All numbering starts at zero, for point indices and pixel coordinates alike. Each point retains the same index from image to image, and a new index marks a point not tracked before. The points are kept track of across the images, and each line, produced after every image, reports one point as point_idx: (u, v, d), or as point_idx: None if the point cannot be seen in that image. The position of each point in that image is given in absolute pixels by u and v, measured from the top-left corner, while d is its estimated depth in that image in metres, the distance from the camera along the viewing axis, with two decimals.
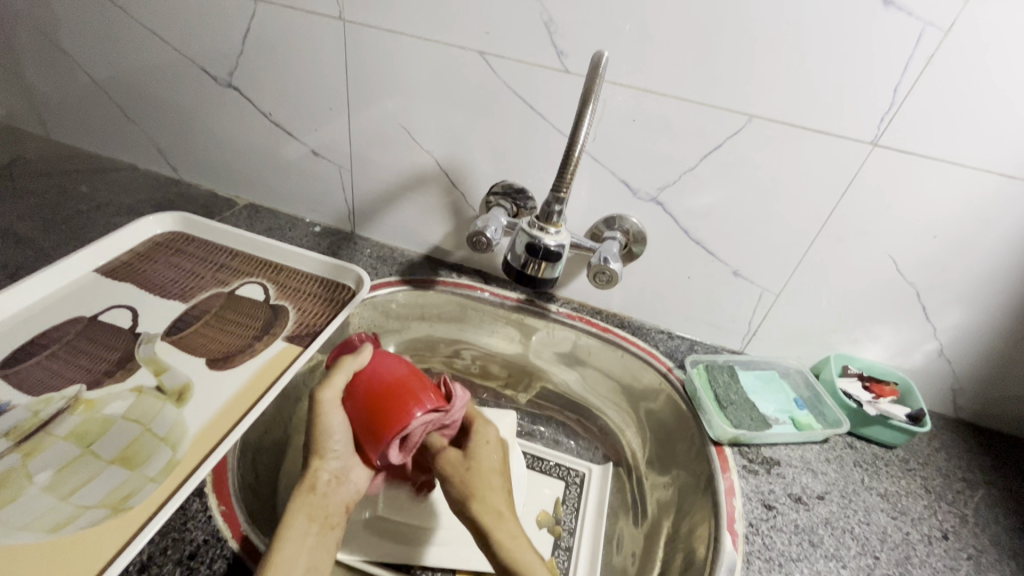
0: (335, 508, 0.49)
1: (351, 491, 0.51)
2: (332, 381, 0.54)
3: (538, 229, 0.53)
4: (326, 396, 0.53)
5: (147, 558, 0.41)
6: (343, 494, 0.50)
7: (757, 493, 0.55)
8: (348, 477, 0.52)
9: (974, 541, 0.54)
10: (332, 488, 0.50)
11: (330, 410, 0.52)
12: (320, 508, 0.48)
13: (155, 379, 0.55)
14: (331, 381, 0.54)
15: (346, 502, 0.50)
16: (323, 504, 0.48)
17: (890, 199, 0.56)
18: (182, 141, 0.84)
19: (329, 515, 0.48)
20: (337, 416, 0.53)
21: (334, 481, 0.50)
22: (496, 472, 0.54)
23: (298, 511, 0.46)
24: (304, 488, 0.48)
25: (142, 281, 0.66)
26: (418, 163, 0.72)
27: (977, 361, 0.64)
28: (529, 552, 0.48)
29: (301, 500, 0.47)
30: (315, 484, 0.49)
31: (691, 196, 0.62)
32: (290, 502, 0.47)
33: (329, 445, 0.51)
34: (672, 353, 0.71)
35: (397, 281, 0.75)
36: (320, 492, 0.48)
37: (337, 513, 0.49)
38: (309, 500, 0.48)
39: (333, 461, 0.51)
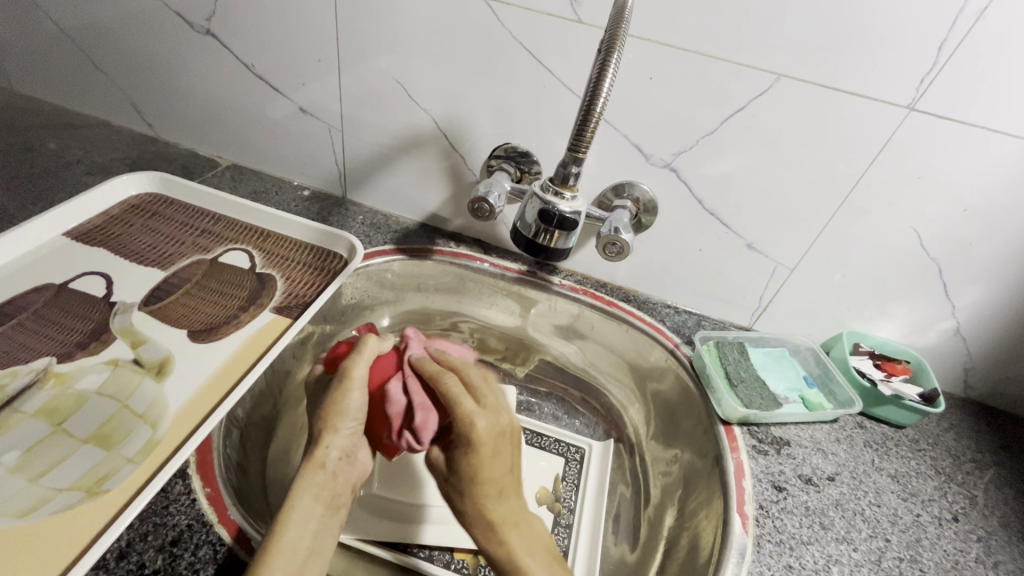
0: (342, 489, 0.47)
1: (357, 473, 0.49)
2: (359, 358, 0.53)
3: (553, 194, 0.49)
4: (357, 370, 0.52)
5: (126, 544, 0.38)
6: (351, 472, 0.48)
7: (768, 474, 0.53)
8: (356, 456, 0.50)
9: (983, 522, 0.53)
10: (341, 466, 0.48)
11: (353, 390, 0.51)
12: (327, 489, 0.46)
13: (132, 353, 0.51)
14: (359, 358, 0.52)
15: (353, 483, 0.49)
16: (328, 484, 0.46)
17: (921, 169, 0.53)
18: (157, 95, 0.78)
19: (336, 494, 0.46)
20: (358, 398, 0.51)
21: (343, 460, 0.48)
22: (489, 471, 0.46)
23: (303, 491, 0.44)
24: (311, 469, 0.46)
25: (118, 246, 0.62)
26: (414, 122, 0.67)
27: (993, 341, 0.62)
28: (526, 563, 0.43)
29: (307, 480, 0.45)
30: (323, 464, 0.47)
31: (707, 162, 0.58)
32: (297, 479, 0.45)
33: (343, 425, 0.50)
34: (678, 329, 0.68)
35: (392, 250, 0.71)
36: (326, 472, 0.46)
37: (344, 493, 0.47)
38: (315, 480, 0.45)
39: (341, 442, 0.49)
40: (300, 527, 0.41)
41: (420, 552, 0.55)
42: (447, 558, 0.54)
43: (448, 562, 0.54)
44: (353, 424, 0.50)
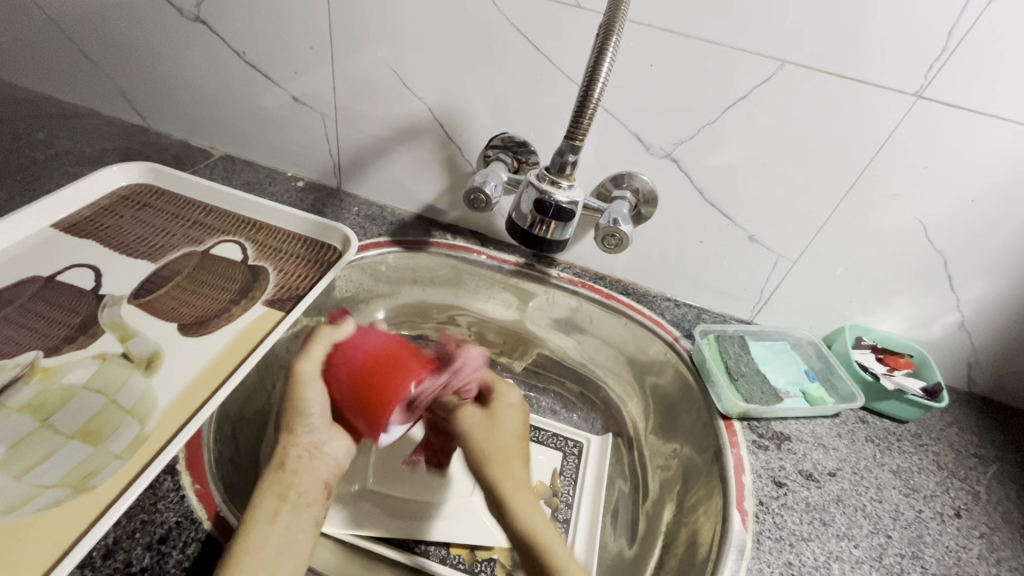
0: (306, 484, 0.45)
1: (327, 465, 0.47)
2: (309, 355, 0.50)
3: (549, 183, 0.48)
4: (303, 368, 0.49)
5: (112, 542, 0.37)
6: (318, 466, 0.47)
7: (768, 470, 0.52)
8: (321, 450, 0.48)
9: (987, 518, 0.52)
10: (303, 463, 0.46)
11: (308, 383, 0.49)
12: (289, 485, 0.44)
13: (121, 346, 0.50)
14: (312, 352, 0.50)
15: (324, 477, 0.47)
16: (292, 481, 0.44)
17: (928, 159, 0.51)
18: (148, 84, 0.77)
19: (300, 491, 0.44)
20: (315, 390, 0.49)
21: (306, 456, 0.46)
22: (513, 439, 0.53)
23: (266, 490, 0.42)
24: (274, 466, 0.45)
25: (107, 237, 0.61)
26: (409, 111, 0.65)
27: (997, 335, 0.61)
28: (546, 527, 0.45)
29: (267, 481, 0.43)
30: (284, 461, 0.45)
31: (708, 152, 0.57)
32: (262, 478, 0.44)
33: (303, 424, 0.48)
34: (678, 322, 0.67)
35: (387, 242, 0.69)
36: (288, 471, 0.45)
37: (313, 487, 0.45)
38: (279, 477, 0.44)
39: (304, 439, 0.47)
40: (264, 531, 0.39)
41: (416, 547, 0.54)
42: (444, 553, 0.54)
43: (444, 557, 0.53)
44: (315, 420, 0.49)
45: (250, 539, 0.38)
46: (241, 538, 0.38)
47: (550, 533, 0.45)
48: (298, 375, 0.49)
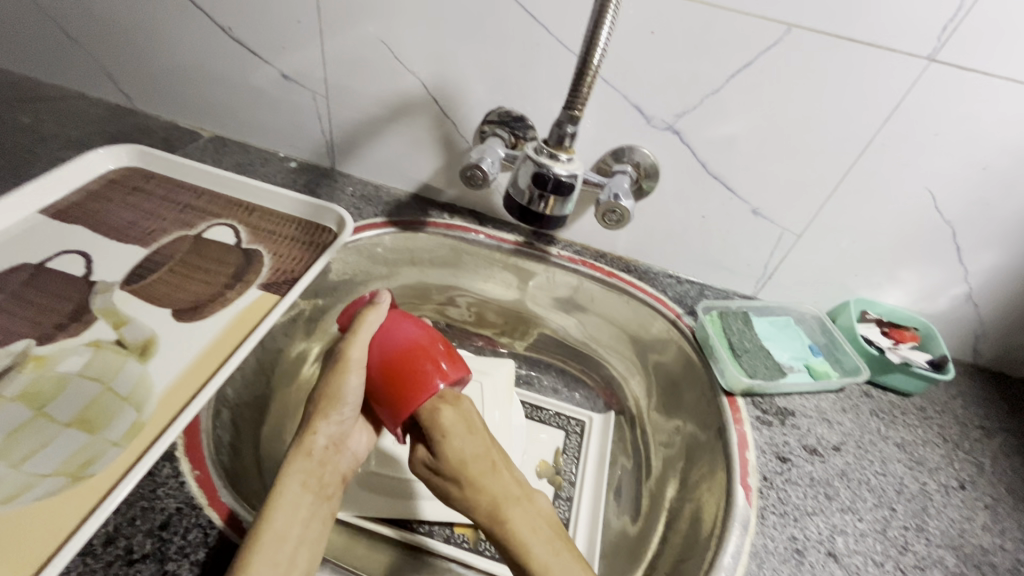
0: (331, 476, 0.46)
1: (347, 458, 0.49)
2: (357, 341, 0.49)
3: (548, 155, 0.46)
4: (353, 356, 0.49)
5: (113, 529, 0.37)
6: (339, 461, 0.48)
7: (772, 445, 0.52)
8: (345, 444, 0.49)
9: (991, 490, 0.52)
10: (327, 454, 0.47)
11: (352, 372, 0.49)
12: (315, 475, 0.45)
13: (114, 333, 0.49)
14: (357, 339, 0.49)
15: (343, 471, 0.48)
16: (318, 472, 0.45)
17: (939, 126, 0.50)
18: (133, 64, 0.74)
19: (324, 482, 0.45)
20: (356, 380, 0.49)
21: (331, 448, 0.48)
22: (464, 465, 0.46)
23: (292, 476, 0.44)
24: (299, 454, 0.46)
25: (97, 223, 0.59)
26: (402, 87, 0.63)
27: (1004, 306, 0.60)
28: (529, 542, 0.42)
29: (294, 467, 0.45)
30: (311, 450, 0.46)
31: (711, 123, 0.55)
32: (285, 466, 0.45)
33: (334, 413, 0.48)
34: (681, 299, 0.66)
35: (383, 223, 0.68)
36: (315, 459, 0.46)
37: (333, 481, 0.46)
38: (303, 467, 0.45)
39: (331, 429, 0.48)
40: (290, 517, 0.40)
41: (419, 527, 0.55)
42: (448, 533, 0.55)
43: (448, 536, 0.54)
44: (346, 412, 0.49)
45: (276, 521, 0.39)
46: (269, 517, 0.38)
47: (540, 556, 0.41)
48: (345, 361, 0.49)
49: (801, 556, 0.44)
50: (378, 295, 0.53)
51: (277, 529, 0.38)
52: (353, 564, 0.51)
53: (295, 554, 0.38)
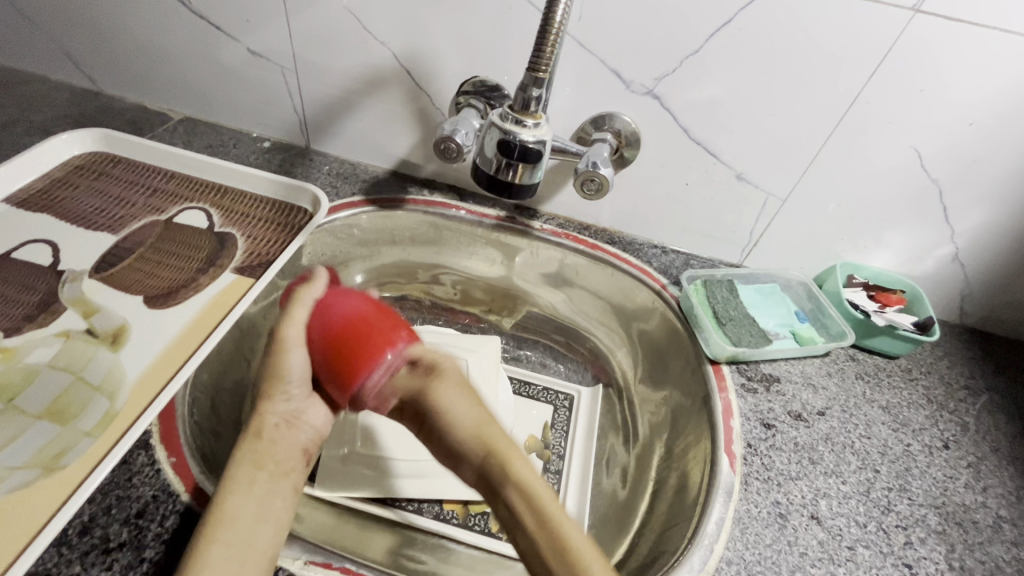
0: (285, 451, 0.43)
1: (306, 434, 0.46)
2: (291, 320, 0.47)
3: (513, 122, 0.45)
4: (290, 333, 0.47)
5: (88, 519, 0.36)
6: (296, 433, 0.45)
7: (756, 412, 0.52)
8: (301, 418, 0.46)
9: (975, 448, 0.52)
10: (283, 431, 0.44)
11: (292, 349, 0.46)
12: (269, 454, 0.42)
13: (84, 323, 0.48)
14: (293, 316, 0.47)
15: (303, 442, 0.45)
16: (270, 450, 0.42)
17: (926, 81, 0.48)
18: (93, 44, 0.71)
19: (280, 458, 0.42)
20: (300, 356, 0.47)
21: (284, 425, 0.44)
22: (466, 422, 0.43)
23: (242, 456, 0.41)
24: (252, 429, 0.43)
25: (63, 210, 0.58)
26: (374, 58, 0.61)
27: (991, 265, 0.59)
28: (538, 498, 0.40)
29: (244, 447, 0.41)
30: (264, 426, 0.43)
31: (693, 85, 0.53)
32: (237, 444, 0.42)
33: (280, 391, 0.46)
34: (666, 269, 0.65)
35: (360, 201, 0.66)
36: (265, 438, 0.43)
37: (292, 455, 0.43)
38: (256, 446, 0.42)
39: (284, 406, 0.45)
40: (243, 499, 0.38)
41: (408, 505, 0.55)
42: (437, 509, 0.55)
43: (437, 513, 0.55)
44: (293, 389, 0.46)
45: (225, 509, 0.37)
46: (216, 508, 0.37)
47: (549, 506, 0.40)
48: (281, 338, 0.46)
49: (784, 520, 0.44)
50: (313, 272, 0.51)
51: (223, 519, 0.36)
52: (342, 544, 0.51)
53: (250, 535, 0.36)
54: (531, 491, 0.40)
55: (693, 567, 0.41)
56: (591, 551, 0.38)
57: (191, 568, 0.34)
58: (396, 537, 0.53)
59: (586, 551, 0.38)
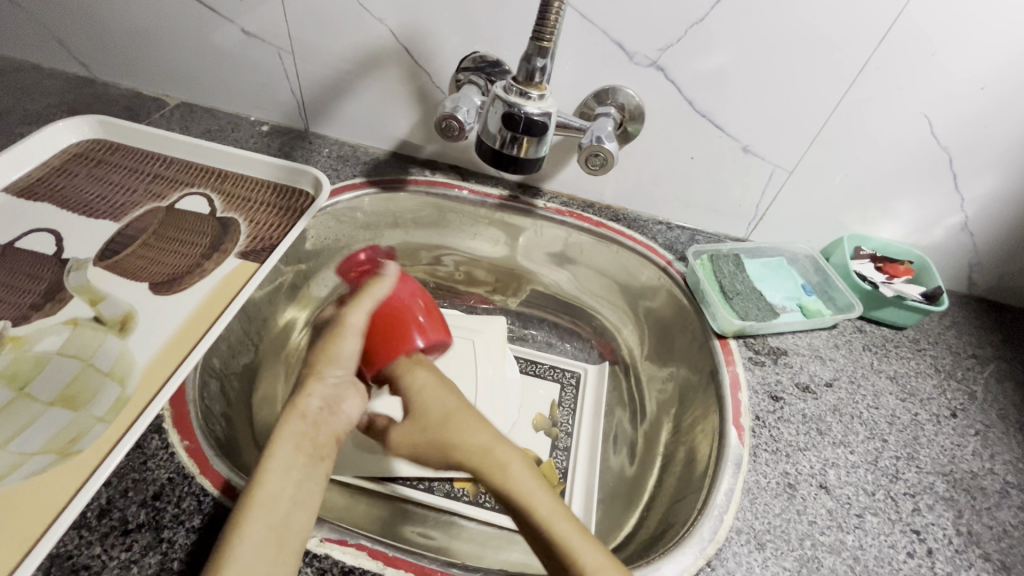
0: (326, 440, 0.42)
1: (345, 422, 0.44)
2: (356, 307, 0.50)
3: (517, 93, 0.44)
4: (352, 321, 0.49)
5: (106, 502, 0.37)
6: (336, 423, 0.44)
7: (764, 385, 0.52)
8: (341, 406, 0.45)
9: (983, 416, 0.52)
10: (324, 417, 0.43)
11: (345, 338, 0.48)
12: (309, 438, 0.41)
13: (91, 311, 0.48)
14: (360, 306, 0.50)
15: (339, 433, 0.44)
16: (312, 433, 0.41)
17: (937, 44, 0.47)
18: (85, 28, 0.69)
19: (319, 444, 0.41)
20: (350, 344, 0.48)
21: (326, 410, 0.43)
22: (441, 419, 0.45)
23: (286, 437, 0.40)
24: (292, 415, 0.42)
25: (63, 199, 0.57)
26: (371, 36, 0.60)
27: (1000, 233, 0.59)
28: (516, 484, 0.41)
29: (289, 427, 0.41)
30: (305, 412, 0.42)
31: (698, 55, 0.52)
32: (276, 429, 0.41)
33: (329, 372, 0.46)
34: (672, 245, 0.64)
35: (362, 183, 0.66)
36: (309, 421, 0.42)
37: (329, 444, 0.42)
38: (299, 428, 0.41)
39: (324, 391, 0.45)
40: (282, 482, 0.37)
41: (419, 484, 0.56)
42: (448, 488, 0.56)
43: (448, 491, 0.56)
44: (342, 374, 0.47)
45: (264, 490, 0.37)
46: (256, 487, 0.36)
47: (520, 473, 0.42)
48: (342, 324, 0.49)
49: (792, 489, 0.45)
50: (384, 265, 0.55)
51: (263, 500, 0.36)
52: (356, 522, 0.52)
53: (288, 521, 0.36)
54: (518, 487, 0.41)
55: (704, 537, 0.41)
56: (580, 535, 0.38)
57: (232, 546, 0.34)
58: (408, 515, 0.54)
59: (575, 538, 0.38)
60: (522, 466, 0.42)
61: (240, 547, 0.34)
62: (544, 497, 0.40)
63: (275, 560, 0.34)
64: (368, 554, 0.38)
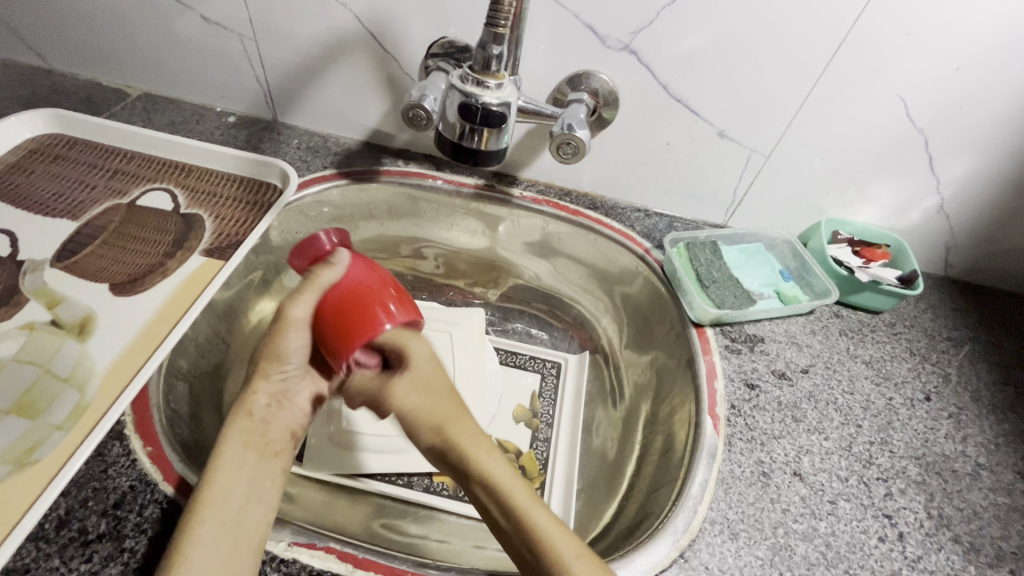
0: (276, 434, 0.43)
1: (294, 417, 0.45)
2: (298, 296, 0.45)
3: (474, 83, 0.42)
4: (295, 314, 0.45)
5: (64, 513, 0.36)
6: (283, 418, 0.44)
7: (740, 373, 0.52)
8: (290, 400, 0.46)
9: (956, 399, 0.53)
10: (272, 413, 0.44)
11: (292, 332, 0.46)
12: (257, 434, 0.42)
13: (49, 314, 0.46)
14: (301, 297, 0.45)
15: (290, 428, 0.44)
16: (260, 430, 0.42)
17: (911, 24, 0.47)
18: (37, 16, 0.66)
19: (269, 440, 0.42)
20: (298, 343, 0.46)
21: (274, 406, 0.44)
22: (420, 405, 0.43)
23: (232, 437, 0.40)
24: (239, 414, 0.42)
25: (18, 197, 0.55)
26: (336, 22, 0.58)
27: (976, 215, 0.59)
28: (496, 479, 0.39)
29: (234, 427, 0.41)
30: (252, 410, 0.43)
31: (671, 38, 0.51)
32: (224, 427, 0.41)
33: (277, 369, 0.45)
34: (650, 233, 0.64)
35: (332, 174, 0.64)
36: (257, 418, 0.42)
37: (279, 440, 0.43)
38: (245, 427, 0.42)
39: (272, 386, 0.45)
40: (233, 477, 0.38)
41: (398, 480, 0.56)
42: (427, 482, 0.56)
43: (428, 486, 0.56)
44: (291, 369, 0.46)
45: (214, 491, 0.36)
46: (205, 487, 0.36)
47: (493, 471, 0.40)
48: (286, 318, 0.45)
49: (766, 478, 0.45)
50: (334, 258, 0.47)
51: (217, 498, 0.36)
52: (334, 520, 0.51)
53: (241, 517, 0.36)
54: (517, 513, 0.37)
55: (677, 529, 0.41)
56: (562, 533, 0.36)
57: (187, 545, 0.34)
58: (387, 510, 0.54)
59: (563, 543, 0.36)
60: (516, 484, 0.39)
61: (192, 547, 0.33)
62: (535, 501, 0.38)
63: (232, 559, 0.34)
64: (337, 557, 0.37)
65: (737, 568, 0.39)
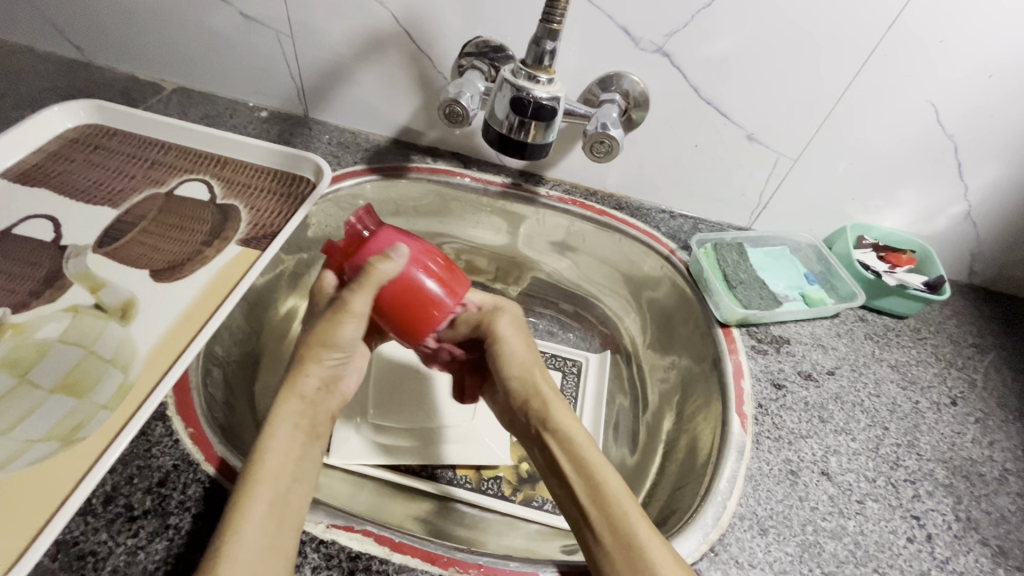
0: (324, 419, 0.43)
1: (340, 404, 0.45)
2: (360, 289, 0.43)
3: (525, 78, 0.43)
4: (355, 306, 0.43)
5: (111, 489, 0.37)
6: (332, 402, 0.44)
7: (767, 372, 0.52)
8: (337, 385, 0.45)
9: (982, 404, 0.53)
10: (321, 396, 0.43)
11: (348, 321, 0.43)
12: (308, 417, 0.42)
13: (92, 298, 0.48)
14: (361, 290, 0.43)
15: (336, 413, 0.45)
16: (311, 414, 0.42)
17: (945, 31, 0.47)
18: (79, 10, 0.68)
19: (316, 423, 0.42)
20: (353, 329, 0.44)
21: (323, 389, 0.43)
22: (518, 370, 0.46)
23: (281, 419, 0.40)
24: (290, 396, 0.42)
25: (61, 184, 0.56)
26: (373, 21, 0.59)
27: (1002, 222, 0.59)
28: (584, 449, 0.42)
29: (287, 408, 0.41)
30: (303, 392, 0.42)
31: (705, 41, 0.52)
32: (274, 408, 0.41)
33: (327, 355, 0.44)
34: (674, 234, 0.64)
35: (363, 170, 0.65)
36: (309, 401, 0.42)
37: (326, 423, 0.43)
38: (296, 408, 0.41)
39: (323, 371, 0.44)
40: (283, 461, 0.38)
41: (422, 471, 0.56)
42: (450, 475, 0.56)
43: (451, 479, 0.56)
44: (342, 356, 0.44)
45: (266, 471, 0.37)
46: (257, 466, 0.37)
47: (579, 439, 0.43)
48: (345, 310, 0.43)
49: (795, 476, 0.45)
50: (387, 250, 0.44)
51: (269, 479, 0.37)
52: (361, 510, 0.52)
53: (292, 499, 0.37)
54: (604, 492, 0.40)
55: (706, 523, 0.41)
56: (627, 497, 0.40)
57: (242, 524, 0.34)
58: (411, 500, 0.54)
59: (622, 496, 0.39)
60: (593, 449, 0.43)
61: (248, 527, 0.34)
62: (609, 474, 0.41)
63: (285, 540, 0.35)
64: (374, 540, 0.38)
65: (766, 563, 0.40)
